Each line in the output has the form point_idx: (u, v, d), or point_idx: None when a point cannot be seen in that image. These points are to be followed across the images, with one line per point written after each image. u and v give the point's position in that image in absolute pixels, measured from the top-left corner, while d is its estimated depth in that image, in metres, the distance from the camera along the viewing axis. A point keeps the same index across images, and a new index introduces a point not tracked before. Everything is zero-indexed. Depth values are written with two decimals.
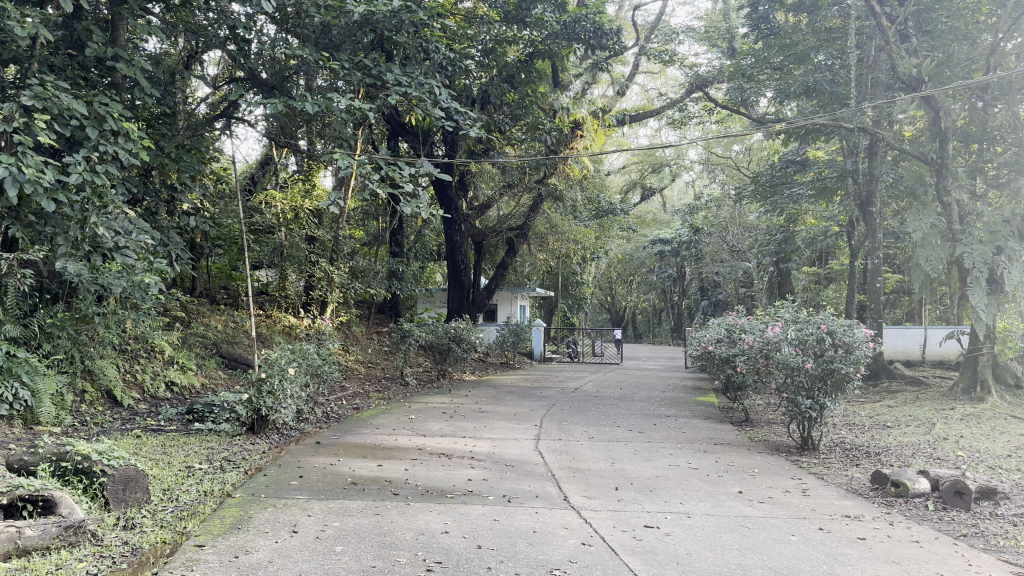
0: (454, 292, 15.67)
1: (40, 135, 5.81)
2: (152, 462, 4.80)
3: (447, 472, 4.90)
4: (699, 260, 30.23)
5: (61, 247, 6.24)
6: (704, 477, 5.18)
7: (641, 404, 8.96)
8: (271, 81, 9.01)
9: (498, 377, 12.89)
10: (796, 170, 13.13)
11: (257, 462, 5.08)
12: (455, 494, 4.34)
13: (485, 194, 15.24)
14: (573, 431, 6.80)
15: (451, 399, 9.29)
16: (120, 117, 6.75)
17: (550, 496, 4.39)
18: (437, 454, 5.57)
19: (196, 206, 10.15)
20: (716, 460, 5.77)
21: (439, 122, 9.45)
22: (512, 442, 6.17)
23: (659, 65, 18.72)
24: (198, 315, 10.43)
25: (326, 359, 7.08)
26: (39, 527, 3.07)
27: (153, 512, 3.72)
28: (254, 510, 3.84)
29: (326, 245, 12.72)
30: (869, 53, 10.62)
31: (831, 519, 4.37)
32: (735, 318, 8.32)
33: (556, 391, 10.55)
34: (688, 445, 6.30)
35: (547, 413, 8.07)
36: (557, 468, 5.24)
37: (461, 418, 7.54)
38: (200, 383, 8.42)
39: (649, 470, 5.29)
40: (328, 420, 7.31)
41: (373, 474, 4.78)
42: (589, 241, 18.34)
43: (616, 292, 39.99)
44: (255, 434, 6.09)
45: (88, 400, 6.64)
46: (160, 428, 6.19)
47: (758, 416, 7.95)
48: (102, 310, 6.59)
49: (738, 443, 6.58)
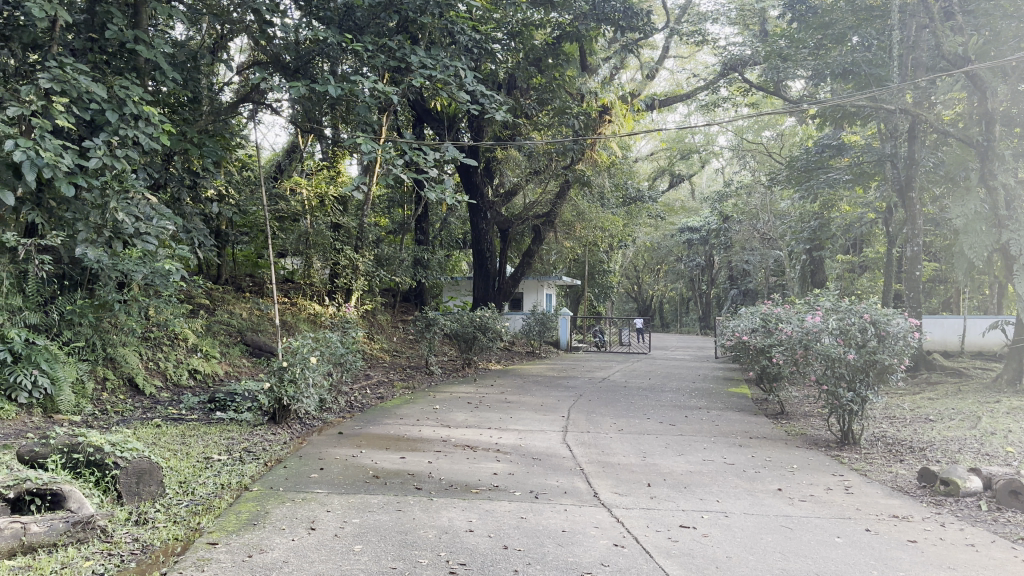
0: (480, 280, 15.49)
1: (59, 119, 5.71)
2: (170, 453, 4.68)
3: (472, 466, 4.71)
4: (728, 248, 29.80)
5: (82, 232, 6.15)
6: (741, 474, 4.95)
7: (670, 395, 8.71)
8: (294, 65, 8.86)
9: (524, 366, 12.72)
10: (833, 155, 12.74)
11: (277, 453, 4.94)
12: (480, 489, 4.15)
13: (511, 181, 15.03)
14: (602, 423, 6.59)
15: (477, 389, 9.13)
16: (141, 101, 6.65)
17: (579, 493, 4.19)
18: (462, 446, 5.39)
19: (221, 193, 10.05)
20: (752, 455, 5.52)
21: (465, 106, 9.24)
22: (538, 434, 5.97)
23: (689, 49, 18.38)
24: (223, 302, 10.36)
25: (349, 347, 6.93)
26: (46, 523, 2.94)
27: (167, 507, 3.59)
28: (271, 505, 3.68)
29: (351, 232, 12.58)
30: (911, 32, 10.21)
31: (878, 520, 4.11)
32: (771, 306, 8.01)
33: (583, 380, 10.35)
34: (722, 439, 6.06)
35: (575, 403, 7.87)
36: (586, 462, 5.03)
37: (487, 409, 7.36)
38: (224, 371, 8.33)
39: (682, 465, 5.07)
40: (351, 410, 7.16)
41: (396, 468, 4.61)
42: (617, 229, 18.08)
43: (643, 280, 39.66)
44: (277, 424, 5.95)
45: (109, 388, 6.55)
46: (181, 417, 6.08)
47: (794, 409, 7.67)
48: (124, 297, 6.48)
49: (774, 437, 6.33)
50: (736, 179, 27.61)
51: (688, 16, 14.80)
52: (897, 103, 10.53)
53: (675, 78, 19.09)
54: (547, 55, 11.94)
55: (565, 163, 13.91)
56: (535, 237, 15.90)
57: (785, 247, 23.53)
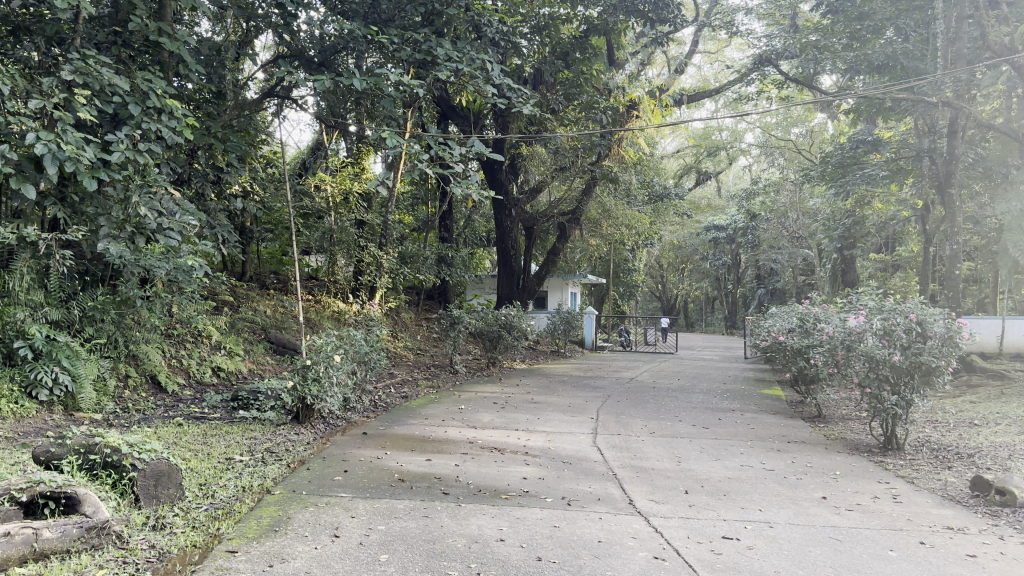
0: (504, 278, 15.31)
1: (81, 112, 5.62)
2: (190, 453, 4.55)
3: (501, 470, 4.53)
4: (755, 246, 29.40)
5: (104, 227, 6.05)
6: (781, 480, 4.73)
7: (701, 396, 8.49)
8: (319, 59, 8.74)
9: (550, 366, 12.53)
10: (868, 151, 12.37)
11: (300, 454, 4.79)
12: (511, 495, 3.97)
13: (536, 178, 14.83)
14: (632, 425, 6.38)
15: (502, 388, 8.95)
16: (164, 94, 6.55)
17: (614, 500, 4.00)
18: (490, 449, 5.22)
19: (245, 189, 9.96)
20: (792, 461, 5.29)
21: (491, 100, 9.05)
22: (567, 437, 5.78)
23: (717, 45, 18.08)
24: (247, 299, 10.27)
25: (373, 345, 6.79)
26: (59, 529, 2.80)
27: (186, 510, 3.46)
28: (294, 510, 3.53)
29: (375, 229, 12.45)
30: (952, 22, 9.87)
31: (932, 532, 3.87)
32: (808, 305, 7.74)
33: (610, 381, 10.14)
34: (759, 444, 5.83)
35: (603, 405, 7.67)
36: (619, 467, 4.82)
37: (513, 409, 7.18)
38: (248, 368, 8.23)
39: (719, 471, 4.85)
40: (375, 409, 7.01)
41: (422, 471, 4.44)
42: (643, 226, 17.81)
43: (668, 280, 39.26)
44: (300, 424, 5.81)
45: (131, 386, 6.46)
46: (204, 416, 5.96)
47: (831, 412, 7.41)
48: (147, 293, 6.39)
49: (813, 441, 6.09)
50: (764, 177, 27.19)
51: (717, 11, 14.52)
52: (938, 97, 10.19)
53: (703, 74, 18.80)
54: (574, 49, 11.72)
55: (592, 159, 13.69)
56: (560, 234, 15.71)
57: (814, 246, 23.10)
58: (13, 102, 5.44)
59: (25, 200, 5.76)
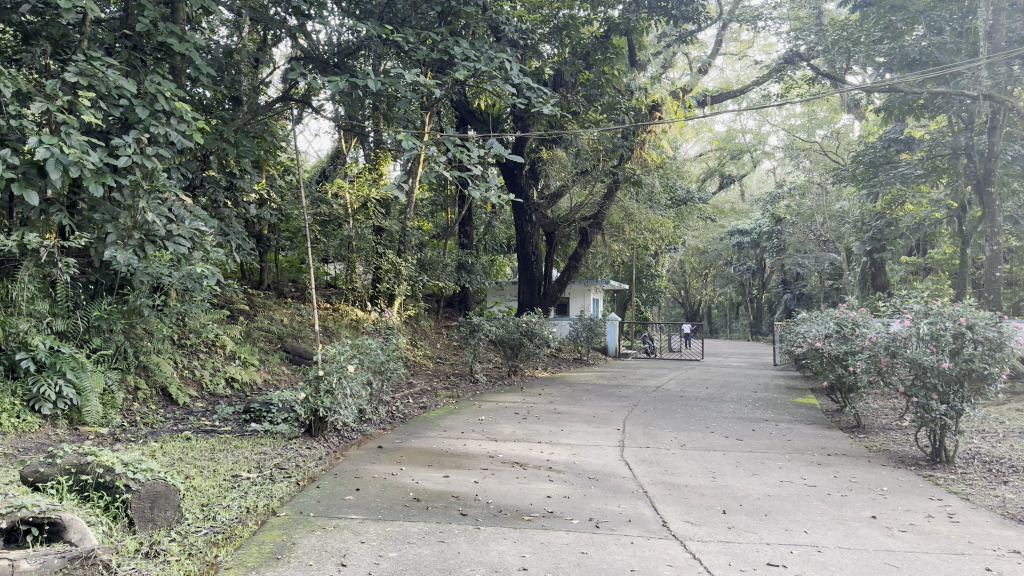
0: (525, 285, 15.02)
1: (85, 115, 5.44)
2: (194, 471, 4.30)
3: (523, 488, 4.24)
4: (780, 250, 28.90)
5: (111, 235, 5.88)
6: (826, 498, 4.39)
7: (732, 406, 8.13)
8: (333, 61, 8.48)
9: (573, 374, 12.21)
10: (900, 150, 11.94)
11: (311, 470, 4.53)
12: (534, 516, 3.67)
13: (556, 182, 14.54)
14: (662, 437, 6.05)
15: (524, 398, 8.64)
16: (173, 97, 6.37)
17: (646, 522, 3.68)
18: (511, 464, 4.93)
19: (261, 196, 9.78)
20: (835, 476, 4.94)
21: (510, 100, 8.73)
22: (593, 450, 5.46)
23: (739, 46, 17.76)
24: (264, 308, 10.07)
25: (390, 354, 6.53)
26: (39, 559, 2.52)
27: (183, 535, 3.21)
28: (299, 535, 3.26)
29: (394, 235, 12.22)
30: (991, 12, 9.46)
31: (998, 556, 3.49)
32: (846, 309, 7.36)
33: (635, 389, 9.79)
34: (798, 457, 5.48)
35: (630, 414, 7.35)
36: (650, 483, 4.51)
37: (536, 420, 6.87)
38: (263, 379, 8.01)
39: (758, 488, 4.52)
40: (392, 421, 6.75)
41: (439, 489, 4.16)
42: (667, 231, 17.43)
43: (691, 285, 38.78)
44: (312, 437, 5.54)
45: (141, 398, 6.27)
46: (214, 430, 5.73)
47: (871, 422, 7.02)
48: (158, 302, 6.19)
49: (855, 454, 5.72)
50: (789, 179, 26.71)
51: (740, 10, 14.20)
52: (975, 90, 9.79)
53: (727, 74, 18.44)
54: (595, 48, 11.46)
55: (614, 162, 13.37)
56: (582, 239, 15.41)
57: (843, 248, 22.57)
58: (16, 105, 5.27)
59: (28, 207, 5.58)
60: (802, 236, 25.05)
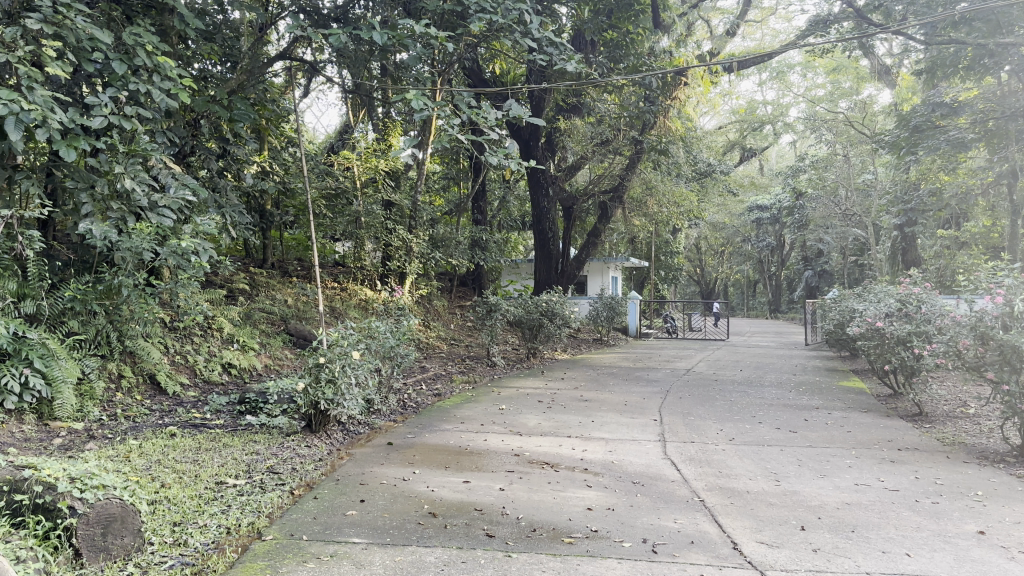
0: (542, 262, 14.31)
1: (51, 67, 4.76)
2: (172, 477, 3.68)
3: (559, 497, 3.57)
4: (802, 226, 28.06)
5: (86, 205, 5.23)
6: (915, 507, 3.72)
7: (774, 392, 7.43)
8: (332, 14, 7.95)
9: (594, 356, 11.53)
10: (945, 115, 11.07)
11: (308, 474, 3.88)
12: (575, 538, 3.00)
13: (574, 155, 13.81)
14: (707, 430, 5.37)
15: (546, 384, 7.98)
16: (155, 51, 5.68)
17: (714, 545, 3.01)
18: (540, 465, 4.26)
19: (262, 168, 9.10)
20: (916, 478, 4.25)
21: (530, 58, 7.89)
22: (632, 446, 4.78)
23: (763, 11, 16.90)
24: (266, 287, 9.40)
25: (400, 338, 5.86)
26: None
27: (144, 567, 2.58)
28: (286, 568, 2.62)
29: (404, 211, 11.51)
30: None
31: None
32: (909, 286, 6.60)
33: (664, 373, 9.10)
34: (866, 454, 4.80)
35: (665, 402, 6.66)
36: (706, 490, 3.83)
37: (562, 410, 6.20)
38: (264, 364, 7.36)
39: (832, 496, 3.85)
40: (403, 412, 6.09)
41: (459, 499, 3.50)
42: (690, 205, 16.65)
43: (707, 264, 38.00)
44: (313, 433, 4.87)
45: (125, 388, 5.66)
46: (203, 424, 5.09)
47: (935, 410, 6.33)
48: (141, 280, 5.54)
49: (930, 450, 5.03)
50: (812, 153, 25.80)
51: None
52: None
53: (752, 41, 17.57)
54: (619, 6, 10.94)
55: (637, 130, 12.60)
56: (601, 214, 14.68)
57: (870, 223, 21.71)
58: None
59: None
60: (825, 211, 24.16)
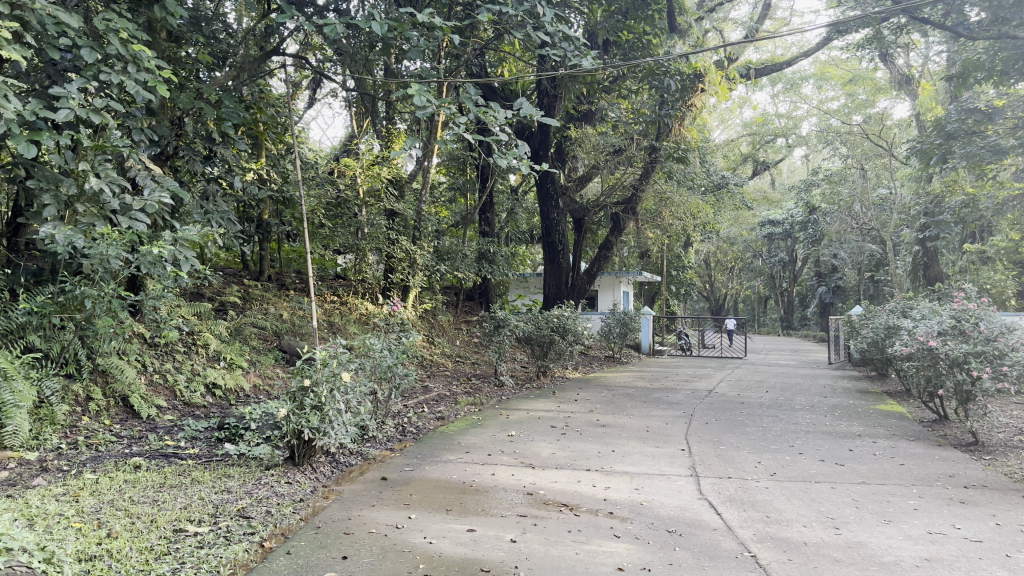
0: (551, 275, 13.68)
1: (7, 50, 4.19)
2: (122, 524, 3.10)
3: (582, 551, 2.97)
4: (816, 241, 27.32)
5: (49, 207, 4.68)
6: (1007, 563, 3.10)
7: (809, 417, 6.78)
8: (329, 5, 7.42)
9: (607, 375, 10.91)
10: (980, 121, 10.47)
11: (283, 521, 3.28)
12: None
13: (584, 164, 13.25)
14: (744, 464, 4.74)
15: (559, 406, 7.36)
16: (130, 40, 5.12)
17: None
18: (556, 507, 3.65)
19: (259, 174, 8.57)
20: (996, 524, 3.63)
21: (542, 54, 7.29)
22: (661, 483, 4.18)
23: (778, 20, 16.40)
24: (260, 300, 8.86)
25: (400, 358, 5.28)
26: None
27: None
28: None
29: (408, 221, 10.94)
30: None
31: None
32: (961, 302, 5.96)
33: (684, 394, 8.46)
34: (930, 493, 4.17)
35: (692, 429, 6.03)
36: (756, 541, 3.22)
37: (579, 437, 5.59)
38: (251, 384, 6.78)
39: (904, 549, 3.23)
40: (402, 438, 5.50)
41: (462, 554, 2.90)
42: (705, 217, 16.06)
43: (718, 279, 37.26)
44: (296, 466, 4.25)
45: (93, 411, 5.09)
46: (174, 454, 4.50)
47: (992, 438, 5.68)
48: (111, 291, 4.98)
49: (1002, 488, 4.39)
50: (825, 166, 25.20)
51: None
52: None
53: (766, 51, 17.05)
54: (634, 6, 10.42)
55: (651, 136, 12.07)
56: (613, 227, 14.08)
57: (888, 238, 21.04)
58: None
59: None
60: (841, 226, 23.51)
